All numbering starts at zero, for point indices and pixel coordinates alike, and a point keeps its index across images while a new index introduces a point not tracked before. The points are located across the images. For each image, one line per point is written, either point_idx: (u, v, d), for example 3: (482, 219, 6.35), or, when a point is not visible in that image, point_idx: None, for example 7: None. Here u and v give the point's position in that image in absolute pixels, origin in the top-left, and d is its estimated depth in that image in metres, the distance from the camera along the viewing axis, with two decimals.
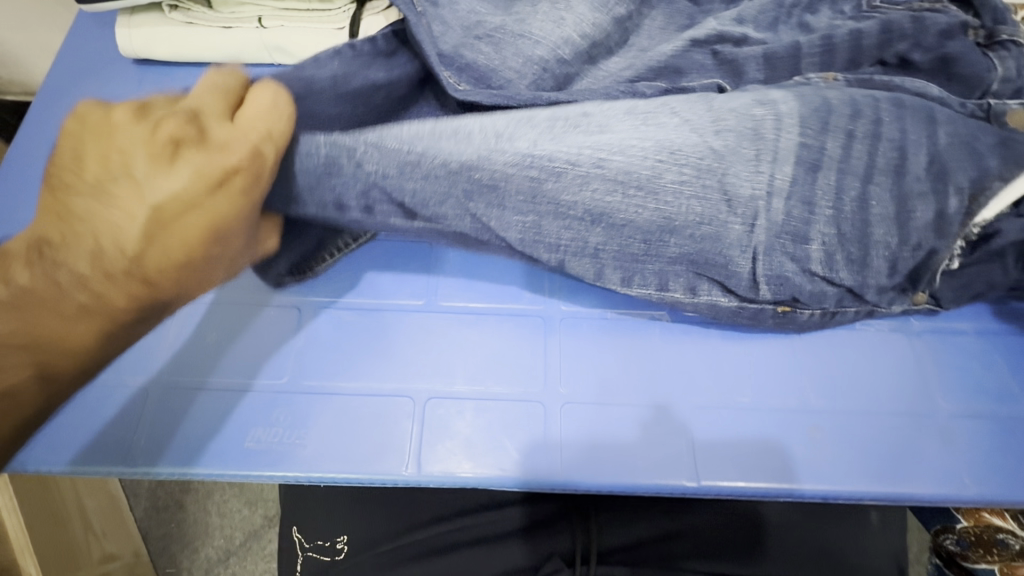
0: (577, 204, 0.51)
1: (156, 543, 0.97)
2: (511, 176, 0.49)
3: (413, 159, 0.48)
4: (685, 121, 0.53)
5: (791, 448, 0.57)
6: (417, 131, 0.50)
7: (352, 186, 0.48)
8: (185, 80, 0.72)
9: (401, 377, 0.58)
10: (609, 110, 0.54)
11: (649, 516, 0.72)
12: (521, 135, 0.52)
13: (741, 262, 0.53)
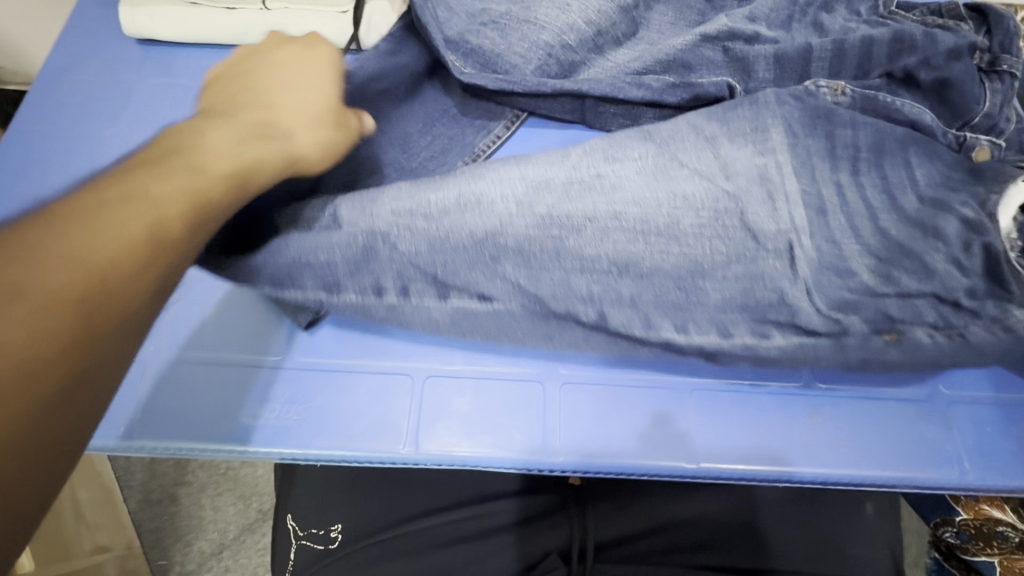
0: (600, 257, 0.49)
1: (148, 536, 0.96)
2: (533, 239, 0.49)
3: (441, 234, 0.49)
4: (695, 172, 0.53)
5: (791, 430, 0.57)
6: (439, 203, 0.50)
7: (383, 271, 0.49)
8: (188, 62, 0.72)
9: (400, 354, 0.58)
10: (621, 169, 0.53)
11: (644, 505, 0.71)
12: (541, 199, 0.51)
13: (798, 296, 0.49)
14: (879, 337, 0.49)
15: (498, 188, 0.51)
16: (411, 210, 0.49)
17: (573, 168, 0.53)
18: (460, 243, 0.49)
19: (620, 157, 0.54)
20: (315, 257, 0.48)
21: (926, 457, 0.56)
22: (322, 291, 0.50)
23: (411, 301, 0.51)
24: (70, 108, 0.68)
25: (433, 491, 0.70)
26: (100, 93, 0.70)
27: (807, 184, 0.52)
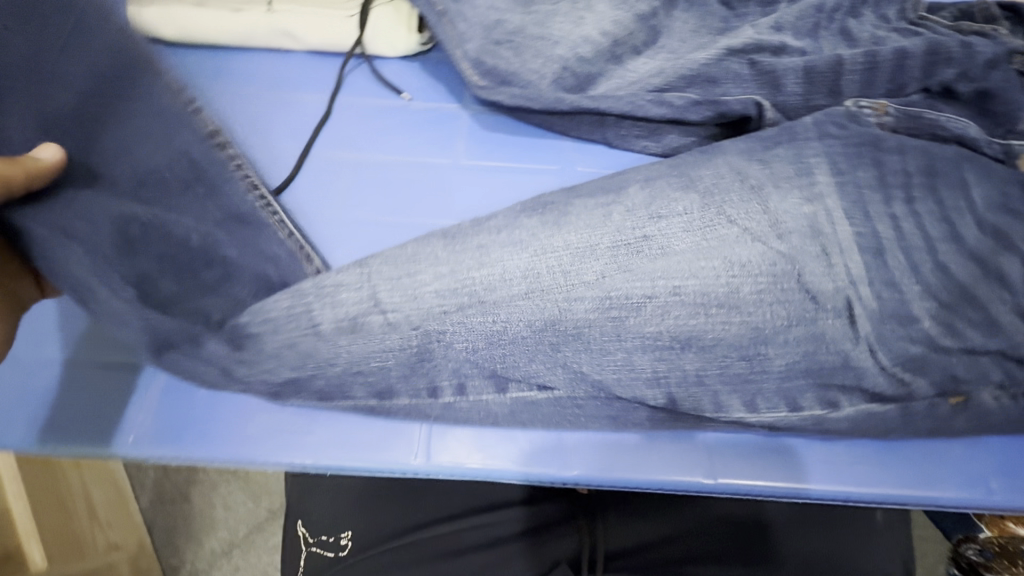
0: (662, 334, 0.49)
1: (160, 533, 0.96)
2: (593, 321, 0.49)
3: (498, 327, 0.49)
4: (747, 232, 0.50)
5: (812, 446, 0.55)
6: (481, 278, 0.49)
7: (444, 366, 0.51)
8: (198, 65, 0.71)
9: None
10: (667, 227, 0.51)
11: (655, 517, 0.70)
12: (586, 268, 0.50)
13: (861, 357, 0.49)
14: (944, 401, 0.51)
15: (704, 266, 0.49)
16: (461, 306, 0.49)
17: (690, 227, 0.51)
18: (525, 325, 0.49)
19: (661, 215, 0.51)
20: (363, 361, 0.50)
21: (954, 478, 0.54)
22: (373, 398, 0.52)
23: (468, 398, 0.52)
24: None
25: (444, 498, 0.70)
26: None
27: (859, 222, 0.51)
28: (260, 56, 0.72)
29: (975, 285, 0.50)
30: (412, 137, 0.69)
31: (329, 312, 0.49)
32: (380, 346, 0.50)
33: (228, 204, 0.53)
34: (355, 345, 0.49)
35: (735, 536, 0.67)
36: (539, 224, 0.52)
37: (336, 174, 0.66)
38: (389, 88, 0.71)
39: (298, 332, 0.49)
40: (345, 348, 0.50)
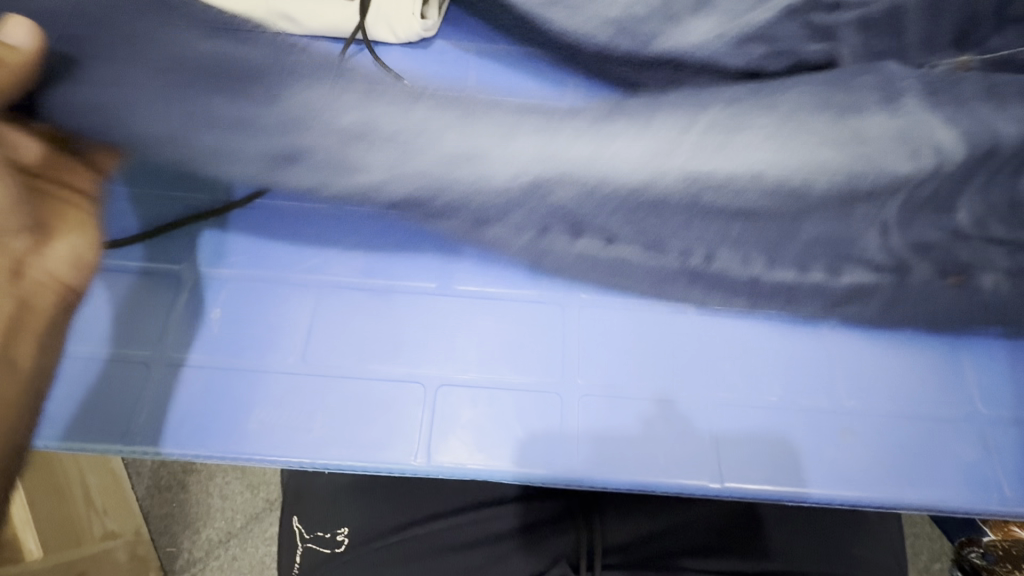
0: (704, 190, 0.43)
1: (156, 523, 0.94)
2: (645, 195, 0.43)
3: (517, 118, 0.43)
4: (836, 133, 0.43)
5: (821, 450, 0.55)
6: (551, 124, 0.43)
7: (439, 145, 0.42)
8: None
9: (412, 361, 0.56)
10: (734, 121, 0.44)
11: (652, 510, 0.67)
12: (630, 151, 0.43)
13: (870, 237, 0.47)
14: (945, 280, 0.50)
15: (757, 150, 0.43)
16: (462, 133, 0.42)
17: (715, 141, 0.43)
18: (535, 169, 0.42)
19: (729, 114, 0.45)
20: (318, 109, 0.40)
21: (962, 479, 0.54)
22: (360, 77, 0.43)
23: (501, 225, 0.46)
24: None
25: (437, 495, 0.67)
26: None
27: (957, 120, 0.44)
28: None
29: None
30: None
31: (283, 115, 0.40)
32: (350, 135, 0.41)
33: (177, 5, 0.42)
34: (304, 107, 0.40)
35: (726, 530, 0.65)
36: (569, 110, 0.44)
37: None
38: None
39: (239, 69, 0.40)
40: (321, 92, 0.41)
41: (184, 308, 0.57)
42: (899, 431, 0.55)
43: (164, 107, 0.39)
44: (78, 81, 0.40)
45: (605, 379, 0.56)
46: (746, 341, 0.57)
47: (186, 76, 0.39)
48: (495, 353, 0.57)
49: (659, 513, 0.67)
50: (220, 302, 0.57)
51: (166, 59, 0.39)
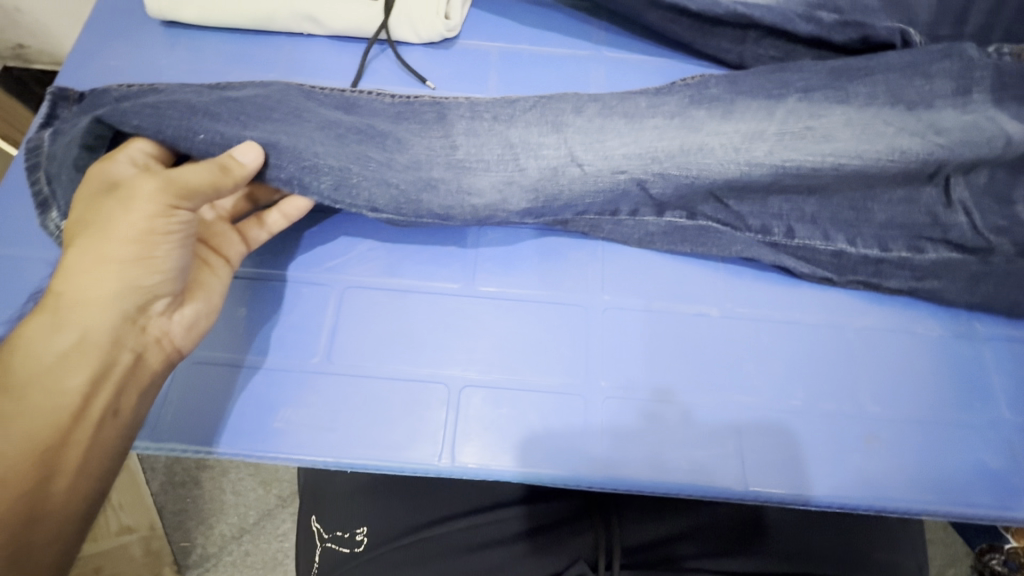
0: (801, 164, 0.55)
1: (171, 517, 0.95)
2: (728, 170, 0.55)
3: (626, 130, 0.56)
4: (903, 131, 0.55)
5: (845, 455, 0.54)
6: (628, 130, 0.56)
7: (594, 160, 0.55)
8: (217, 48, 0.69)
9: (435, 362, 0.56)
10: (806, 111, 0.56)
11: (667, 511, 0.66)
12: (724, 131, 0.56)
13: (952, 215, 0.56)
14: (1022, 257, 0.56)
15: (844, 136, 0.55)
16: (639, 139, 0.56)
17: (837, 129, 0.55)
18: (639, 157, 0.55)
19: (803, 106, 0.56)
20: (574, 129, 0.56)
21: (989, 487, 0.54)
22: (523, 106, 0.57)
23: (585, 177, 0.55)
24: None
25: (452, 495, 0.67)
26: (130, 77, 0.68)
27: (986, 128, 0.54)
28: (278, 40, 0.70)
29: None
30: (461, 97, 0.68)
31: (541, 130, 0.56)
32: (505, 148, 0.55)
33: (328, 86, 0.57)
34: (464, 137, 0.56)
35: (747, 532, 0.63)
36: (655, 126, 0.56)
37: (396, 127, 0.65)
38: (412, 76, 0.68)
39: (402, 114, 0.56)
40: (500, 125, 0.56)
41: None
42: (924, 437, 0.55)
43: (323, 144, 0.52)
44: (218, 124, 0.50)
45: (628, 382, 0.56)
46: (767, 343, 0.58)
47: (425, 122, 0.56)
48: (518, 354, 0.57)
49: (677, 515, 0.66)
50: (246, 301, 0.58)
51: (320, 122, 0.53)
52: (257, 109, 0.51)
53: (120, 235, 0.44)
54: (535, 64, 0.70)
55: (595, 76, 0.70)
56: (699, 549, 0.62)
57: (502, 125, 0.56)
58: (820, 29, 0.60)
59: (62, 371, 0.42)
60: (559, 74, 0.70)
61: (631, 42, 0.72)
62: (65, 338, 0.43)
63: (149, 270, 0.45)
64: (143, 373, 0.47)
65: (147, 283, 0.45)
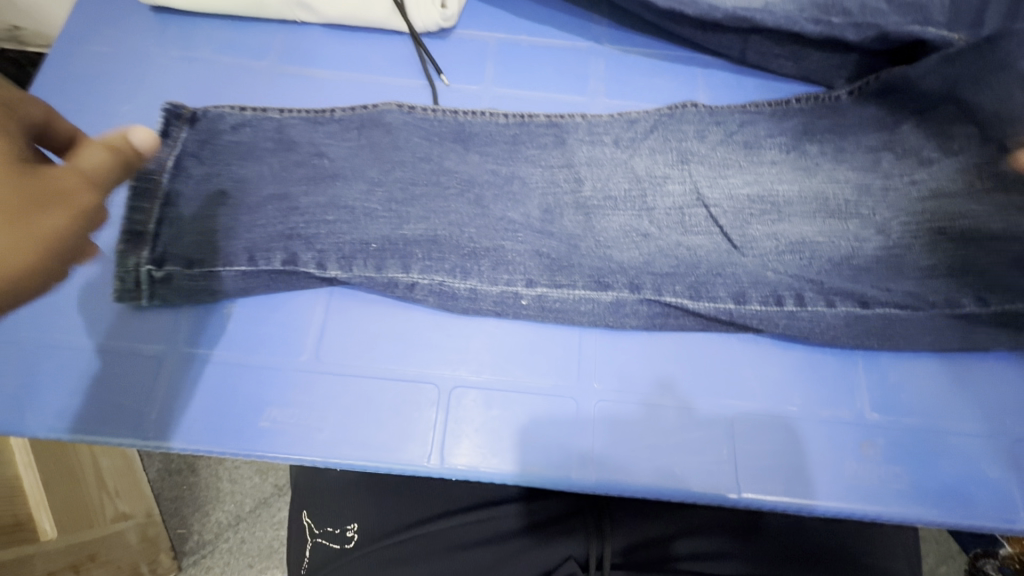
0: (756, 219, 0.57)
1: (168, 505, 0.93)
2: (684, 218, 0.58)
3: (599, 167, 0.60)
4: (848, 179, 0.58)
5: (841, 464, 0.54)
6: (599, 162, 0.60)
7: (582, 272, 0.55)
8: (208, 36, 0.68)
9: (426, 362, 0.56)
10: (761, 167, 0.60)
11: (661, 511, 0.65)
12: (679, 185, 0.59)
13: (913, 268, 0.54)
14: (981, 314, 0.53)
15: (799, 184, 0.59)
16: (629, 195, 0.59)
17: (802, 174, 0.59)
18: (629, 229, 0.57)
19: (756, 166, 0.60)
20: (557, 166, 0.60)
21: (986, 498, 0.53)
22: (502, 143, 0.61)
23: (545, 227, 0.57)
24: (89, 80, 0.65)
25: (442, 494, 0.67)
26: (120, 64, 0.66)
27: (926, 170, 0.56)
28: (270, 29, 0.68)
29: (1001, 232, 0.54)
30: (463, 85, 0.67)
31: (531, 209, 0.58)
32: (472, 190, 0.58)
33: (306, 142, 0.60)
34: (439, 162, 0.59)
35: (738, 535, 0.62)
36: (615, 177, 0.60)
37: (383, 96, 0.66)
38: (407, 69, 0.67)
39: (396, 158, 0.59)
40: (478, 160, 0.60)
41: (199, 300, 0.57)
42: (920, 447, 0.54)
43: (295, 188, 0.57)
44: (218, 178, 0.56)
45: (623, 384, 0.56)
46: (765, 348, 0.57)
47: (418, 194, 0.57)
48: (511, 356, 0.56)
49: (667, 516, 0.65)
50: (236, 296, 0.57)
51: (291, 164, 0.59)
52: (268, 175, 0.57)
53: None
54: (533, 56, 0.68)
55: (596, 69, 0.68)
56: (687, 548, 0.62)
57: (489, 203, 0.58)
58: (831, 29, 0.59)
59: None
60: (558, 67, 0.68)
61: (634, 33, 0.70)
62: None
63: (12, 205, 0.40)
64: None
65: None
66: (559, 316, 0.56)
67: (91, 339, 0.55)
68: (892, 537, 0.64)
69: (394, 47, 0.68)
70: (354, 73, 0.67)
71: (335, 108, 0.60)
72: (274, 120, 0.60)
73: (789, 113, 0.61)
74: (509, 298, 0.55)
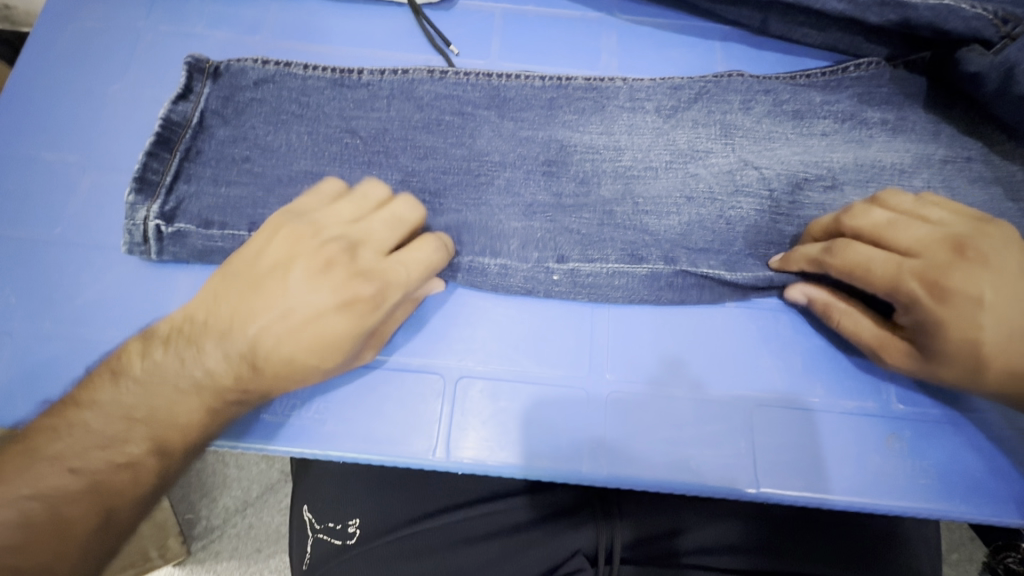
0: (801, 193, 0.54)
1: (176, 489, 0.90)
2: (718, 191, 0.54)
3: (621, 142, 0.56)
4: (895, 165, 0.56)
5: (864, 458, 0.51)
6: (617, 136, 0.57)
7: (614, 246, 0.52)
8: (199, 11, 0.64)
9: (429, 353, 0.53)
10: (809, 141, 0.56)
11: (673, 502, 0.63)
12: (721, 157, 0.56)
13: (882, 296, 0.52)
14: None
15: (842, 161, 0.56)
16: (672, 164, 0.56)
17: (854, 145, 0.56)
18: (672, 198, 0.54)
19: (804, 141, 0.56)
20: (595, 132, 0.57)
21: (1016, 492, 0.51)
22: (528, 109, 0.57)
23: (557, 216, 0.54)
24: (75, 57, 0.62)
25: (444, 489, 0.65)
26: (108, 42, 0.63)
27: (936, 169, 0.56)
28: (265, 2, 0.65)
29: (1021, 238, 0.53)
30: (469, 59, 0.63)
31: (564, 185, 0.55)
32: (483, 167, 0.55)
33: (331, 102, 0.57)
34: (471, 137, 0.56)
35: (755, 530, 0.60)
36: (661, 146, 0.56)
37: (406, 56, 0.63)
38: (412, 42, 0.64)
39: (401, 140, 0.56)
40: (485, 138, 0.56)
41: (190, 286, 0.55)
42: (946, 438, 0.52)
43: (310, 159, 0.55)
44: (247, 160, 0.55)
45: (636, 373, 0.53)
46: (785, 338, 0.54)
47: (432, 181, 0.55)
48: (520, 346, 0.54)
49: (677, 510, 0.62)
50: None
51: (318, 135, 0.56)
52: (297, 146, 0.56)
53: (270, 273, 0.46)
54: (542, 29, 0.65)
55: (607, 42, 0.64)
56: (694, 543, 0.60)
57: (497, 184, 0.55)
58: (853, 8, 0.55)
59: (185, 393, 0.46)
60: (568, 40, 0.64)
61: (647, 4, 0.66)
62: (190, 363, 0.46)
63: (255, 331, 0.45)
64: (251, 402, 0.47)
65: (241, 350, 0.46)
66: (591, 291, 0.53)
67: (86, 328, 0.54)
68: (912, 530, 0.62)
69: (395, 20, 0.64)
70: (354, 48, 0.63)
71: (362, 70, 0.58)
72: (299, 77, 0.58)
73: (845, 81, 0.58)
74: (540, 274, 0.53)
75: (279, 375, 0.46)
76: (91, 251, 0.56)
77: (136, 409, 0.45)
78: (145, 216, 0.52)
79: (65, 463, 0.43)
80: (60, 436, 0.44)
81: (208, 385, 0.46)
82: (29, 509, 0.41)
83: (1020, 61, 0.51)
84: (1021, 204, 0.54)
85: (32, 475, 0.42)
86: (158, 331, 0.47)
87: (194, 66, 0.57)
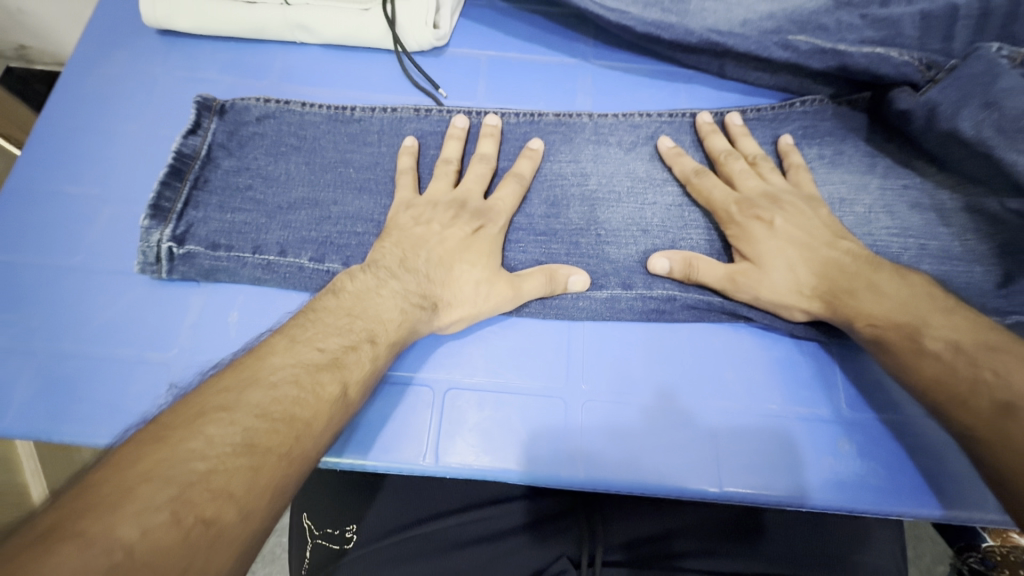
0: None
1: None
2: (674, 216, 0.61)
3: (587, 170, 0.63)
4: (838, 195, 0.62)
5: (819, 459, 0.56)
6: (583, 165, 0.63)
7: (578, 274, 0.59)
8: (213, 56, 0.71)
9: (422, 365, 0.58)
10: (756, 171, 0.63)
11: (651, 507, 0.67)
12: (674, 184, 0.63)
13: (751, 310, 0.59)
14: None
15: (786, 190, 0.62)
16: (632, 189, 0.62)
17: None
18: (632, 221, 0.61)
19: None
20: (565, 161, 0.63)
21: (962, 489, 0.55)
22: (512, 143, 0.64)
23: (530, 243, 0.60)
24: (97, 98, 0.69)
25: (435, 496, 0.68)
26: (127, 87, 0.69)
27: (876, 197, 0.62)
28: (272, 49, 0.71)
29: (955, 256, 0.59)
30: (458, 97, 0.70)
31: (537, 209, 0.61)
32: None
33: (330, 137, 0.64)
34: None
35: (730, 532, 0.64)
36: (623, 175, 0.63)
37: (401, 96, 0.70)
38: (405, 85, 0.70)
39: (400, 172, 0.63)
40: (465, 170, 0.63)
41: (199, 307, 0.59)
42: (895, 440, 0.57)
43: (307, 187, 0.61)
44: (251, 188, 0.61)
45: (609, 384, 0.58)
46: (747, 350, 0.60)
47: None
48: (503, 360, 0.59)
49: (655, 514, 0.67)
50: (239, 306, 0.59)
51: (315, 166, 0.62)
52: (296, 177, 0.62)
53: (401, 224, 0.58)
54: (523, 72, 0.72)
55: (583, 83, 0.71)
56: (673, 547, 0.64)
57: None
58: (797, 56, 0.63)
59: (382, 309, 0.52)
60: (545, 83, 0.71)
61: (618, 49, 0.73)
62: (244, 392, 0.41)
63: (420, 262, 0.56)
64: (377, 354, 0.50)
65: (416, 275, 0.55)
66: (561, 311, 0.59)
67: (103, 347, 0.58)
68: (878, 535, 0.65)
69: (389, 65, 0.71)
70: (352, 90, 0.70)
71: (356, 108, 0.65)
72: (297, 114, 0.64)
73: (792, 115, 0.66)
74: None
75: (445, 284, 0.55)
76: (109, 275, 0.61)
77: (264, 408, 0.41)
78: (159, 239, 0.58)
79: (203, 456, 0.36)
80: (227, 423, 0.39)
81: (398, 294, 0.53)
82: (200, 502, 0.34)
83: (941, 102, 0.59)
84: (954, 226, 0.60)
85: (189, 470, 0.36)
86: (303, 333, 0.48)
87: (204, 107, 0.63)
